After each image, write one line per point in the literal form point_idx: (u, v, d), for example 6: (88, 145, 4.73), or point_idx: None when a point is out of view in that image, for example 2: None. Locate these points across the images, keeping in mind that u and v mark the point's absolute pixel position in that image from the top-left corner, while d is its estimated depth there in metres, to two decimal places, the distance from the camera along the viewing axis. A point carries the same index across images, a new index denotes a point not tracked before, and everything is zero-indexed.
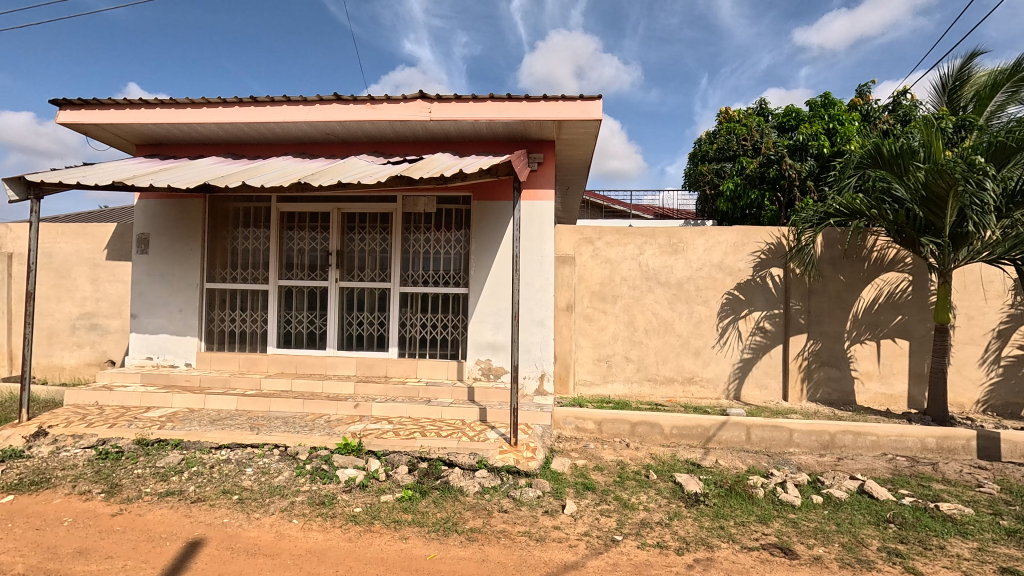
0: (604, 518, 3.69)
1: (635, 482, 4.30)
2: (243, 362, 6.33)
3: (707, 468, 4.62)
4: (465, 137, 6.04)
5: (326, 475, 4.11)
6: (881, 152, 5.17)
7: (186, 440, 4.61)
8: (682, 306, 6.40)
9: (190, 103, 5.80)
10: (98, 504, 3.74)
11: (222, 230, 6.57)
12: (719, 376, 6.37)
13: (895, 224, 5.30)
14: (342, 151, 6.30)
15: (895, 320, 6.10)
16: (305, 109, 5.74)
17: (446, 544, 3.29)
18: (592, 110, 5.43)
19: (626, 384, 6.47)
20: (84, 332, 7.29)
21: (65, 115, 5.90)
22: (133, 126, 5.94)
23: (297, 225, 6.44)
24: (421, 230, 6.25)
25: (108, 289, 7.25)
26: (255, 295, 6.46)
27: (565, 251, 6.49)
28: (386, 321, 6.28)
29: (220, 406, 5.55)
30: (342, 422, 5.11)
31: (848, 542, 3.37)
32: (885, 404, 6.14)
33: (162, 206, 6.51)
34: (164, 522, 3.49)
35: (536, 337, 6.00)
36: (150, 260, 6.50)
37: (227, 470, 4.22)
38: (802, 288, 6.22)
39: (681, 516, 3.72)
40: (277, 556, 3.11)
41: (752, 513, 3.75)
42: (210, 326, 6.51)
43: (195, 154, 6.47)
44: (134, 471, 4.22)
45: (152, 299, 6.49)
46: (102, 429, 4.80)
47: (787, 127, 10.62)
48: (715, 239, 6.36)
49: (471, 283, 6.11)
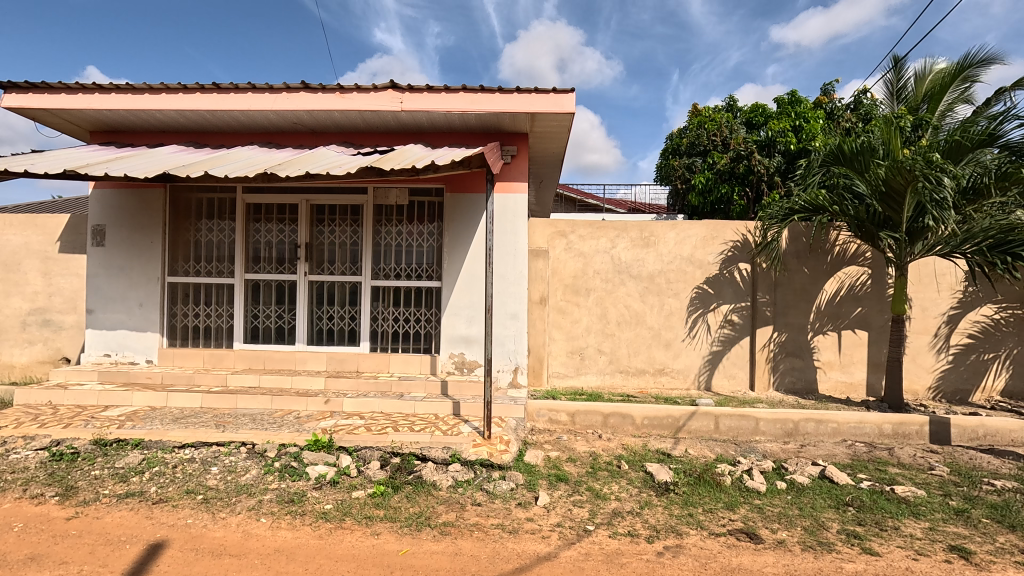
0: (577, 508, 3.73)
1: (607, 473, 4.35)
2: (209, 359, 6.14)
3: (676, 457, 4.71)
4: (437, 128, 5.96)
5: (296, 472, 4.03)
6: (843, 151, 5.34)
7: (147, 439, 4.43)
8: (654, 299, 6.49)
9: (149, 88, 5.56)
10: (52, 508, 3.58)
11: (184, 222, 6.33)
12: (689, 367, 6.50)
13: (856, 219, 5.47)
14: (310, 141, 6.13)
15: (855, 311, 6.33)
16: (272, 97, 5.55)
17: (419, 539, 3.27)
18: (565, 103, 5.42)
19: (600, 376, 6.55)
20: (36, 328, 6.94)
21: (11, 98, 5.56)
22: (87, 112, 5.65)
23: (264, 216, 6.26)
24: (393, 222, 6.17)
25: (61, 283, 6.91)
26: (219, 289, 6.26)
27: (539, 245, 6.50)
28: (357, 315, 6.17)
29: (183, 404, 5.36)
30: (313, 419, 5.01)
31: (809, 526, 3.49)
32: (845, 392, 6.38)
33: (119, 196, 6.22)
34: (124, 525, 3.36)
35: (509, 331, 5.99)
36: (106, 252, 6.22)
37: (191, 470, 4.09)
38: (768, 282, 6.38)
39: (652, 505, 3.79)
40: (243, 556, 3.03)
41: (720, 500, 3.85)
42: (173, 321, 6.28)
43: (154, 141, 6.19)
44: (91, 473, 4.05)
45: (110, 293, 6.22)
46: (56, 429, 4.59)
47: (754, 123, 10.87)
48: (686, 232, 6.47)
49: (445, 277, 6.06)
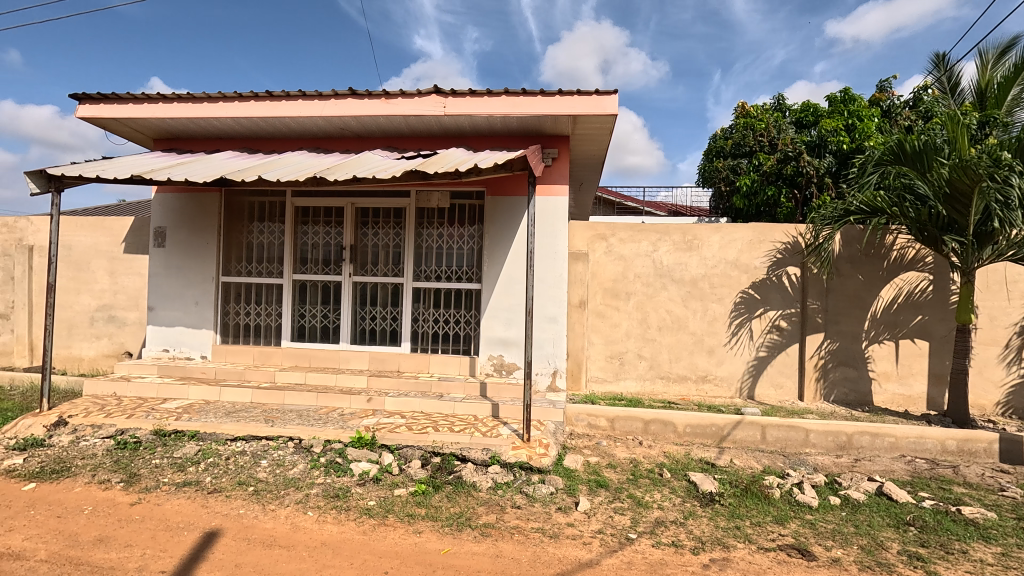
0: (618, 516, 3.67)
1: (649, 481, 4.27)
2: (258, 356, 6.39)
3: (721, 468, 4.57)
4: (479, 132, 6.02)
5: (340, 468, 4.13)
6: (904, 149, 5.03)
7: (202, 431, 4.64)
8: (697, 303, 6.34)
9: (207, 97, 5.85)
10: (117, 493, 3.80)
11: (238, 224, 6.61)
12: (733, 375, 6.30)
13: (917, 222, 5.19)
14: (356, 146, 6.30)
15: (915, 320, 5.99)
16: (321, 104, 5.74)
17: (460, 539, 3.29)
18: (607, 105, 5.37)
19: (639, 382, 6.43)
20: (102, 323, 7.40)
21: (85, 109, 5.96)
22: (152, 121, 6.00)
23: (311, 220, 6.46)
24: (434, 225, 6.25)
25: (125, 282, 7.35)
26: (269, 289, 6.51)
27: (579, 248, 6.46)
28: (399, 316, 6.29)
29: (235, 399, 5.62)
30: (355, 416, 5.13)
31: (867, 544, 3.32)
32: (903, 405, 6.04)
33: (179, 200, 6.57)
34: (182, 512, 3.53)
35: (548, 334, 5.96)
36: (166, 253, 6.58)
37: (243, 462, 4.26)
38: (819, 287, 6.12)
39: (697, 516, 3.68)
40: (292, 548, 3.13)
41: (769, 514, 3.71)
42: (226, 319, 6.57)
43: (211, 148, 6.52)
44: (151, 461, 4.27)
45: (168, 292, 6.57)
46: (121, 419, 4.87)
47: (804, 123, 10.44)
48: (731, 236, 6.29)
49: (484, 279, 6.10)
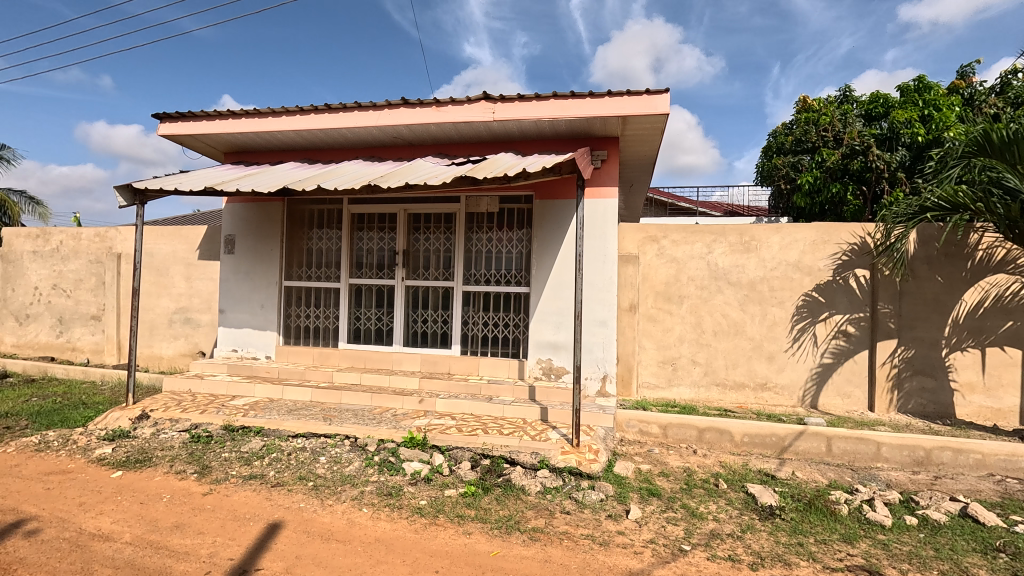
0: (671, 526, 3.56)
1: (704, 491, 4.12)
2: (317, 356, 6.69)
3: (782, 480, 4.35)
4: (527, 136, 6.05)
5: (393, 467, 4.25)
6: (990, 139, 4.60)
7: (266, 428, 4.91)
8: (755, 307, 6.07)
9: (272, 112, 6.20)
10: (191, 483, 4.09)
11: (299, 231, 6.96)
12: (795, 383, 5.99)
13: (1006, 218, 4.69)
14: (408, 153, 6.49)
15: (1005, 326, 5.47)
16: (375, 114, 5.95)
17: (509, 542, 3.30)
18: (658, 104, 5.25)
19: (693, 389, 6.23)
20: (179, 325, 7.98)
21: (165, 127, 6.47)
22: (223, 135, 6.42)
23: (366, 226, 6.71)
24: (484, 229, 6.32)
25: (199, 286, 7.90)
26: (327, 293, 6.80)
27: (629, 250, 6.35)
28: (449, 319, 6.40)
29: (296, 397, 5.90)
30: (408, 417, 5.27)
31: (948, 570, 3.05)
32: (991, 419, 5.53)
33: (246, 209, 7.00)
34: (248, 503, 3.75)
35: (597, 338, 5.89)
36: (235, 259, 7.02)
37: (303, 458, 4.47)
38: (892, 290, 5.71)
39: (755, 530, 3.52)
40: (348, 542, 3.25)
41: (835, 531, 3.49)
42: (288, 321, 6.92)
43: (275, 159, 6.90)
44: (221, 455, 4.56)
45: (237, 295, 7.01)
46: (195, 414, 5.23)
47: (873, 115, 9.80)
48: (792, 236, 5.98)
49: (533, 282, 6.11)
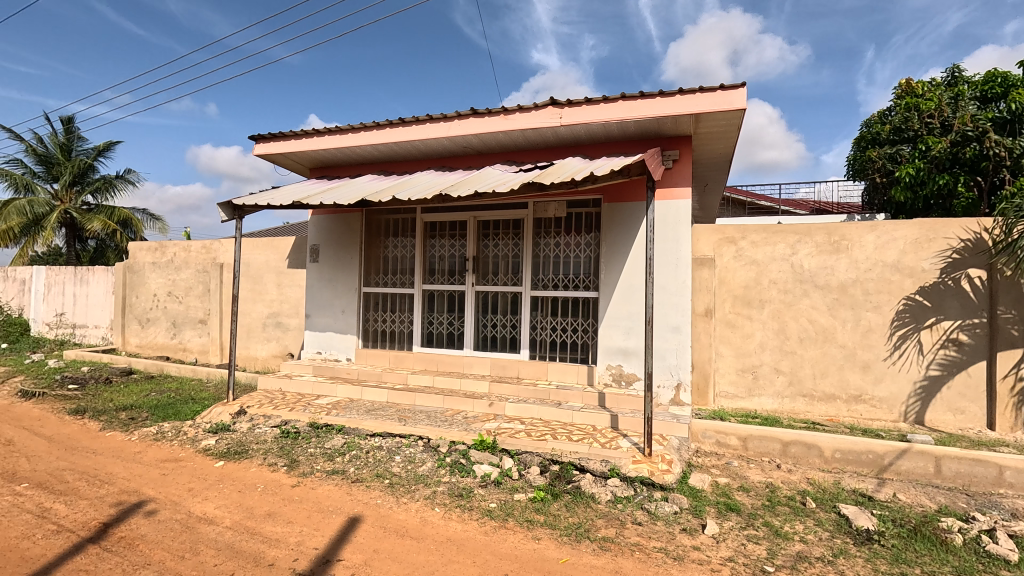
0: (752, 545, 3.36)
1: (789, 509, 3.85)
2: (392, 359, 6.99)
3: (880, 502, 3.96)
4: (595, 139, 5.99)
5: (464, 468, 4.35)
6: None
7: (347, 426, 5.21)
8: (847, 312, 5.60)
9: (352, 128, 6.60)
10: (282, 475, 4.42)
11: (376, 240, 7.33)
12: (896, 396, 5.44)
13: None
14: (478, 162, 6.64)
15: None
16: (446, 125, 6.16)
17: (579, 550, 3.26)
18: (734, 99, 5.01)
19: (777, 399, 5.84)
20: (272, 329, 8.67)
21: (260, 147, 7.09)
22: (309, 153, 6.92)
23: (438, 233, 6.94)
24: (552, 234, 6.33)
25: (288, 293, 8.54)
26: (402, 298, 7.11)
27: (704, 253, 6.09)
28: (518, 324, 6.46)
29: (374, 398, 6.20)
30: (478, 420, 5.37)
31: None
32: None
33: (329, 220, 7.49)
34: (331, 497, 3.99)
35: (670, 344, 5.70)
36: (319, 267, 7.52)
37: (380, 456, 4.69)
38: (1015, 293, 5.02)
39: (849, 554, 3.23)
40: (421, 540, 3.37)
41: (946, 563, 3.13)
42: (366, 326, 7.30)
43: (355, 173, 7.33)
44: (308, 450, 4.90)
45: (321, 301, 7.50)
46: (285, 411, 5.66)
47: (989, 97, 8.70)
48: (890, 235, 5.46)
49: (602, 286, 6.02)
